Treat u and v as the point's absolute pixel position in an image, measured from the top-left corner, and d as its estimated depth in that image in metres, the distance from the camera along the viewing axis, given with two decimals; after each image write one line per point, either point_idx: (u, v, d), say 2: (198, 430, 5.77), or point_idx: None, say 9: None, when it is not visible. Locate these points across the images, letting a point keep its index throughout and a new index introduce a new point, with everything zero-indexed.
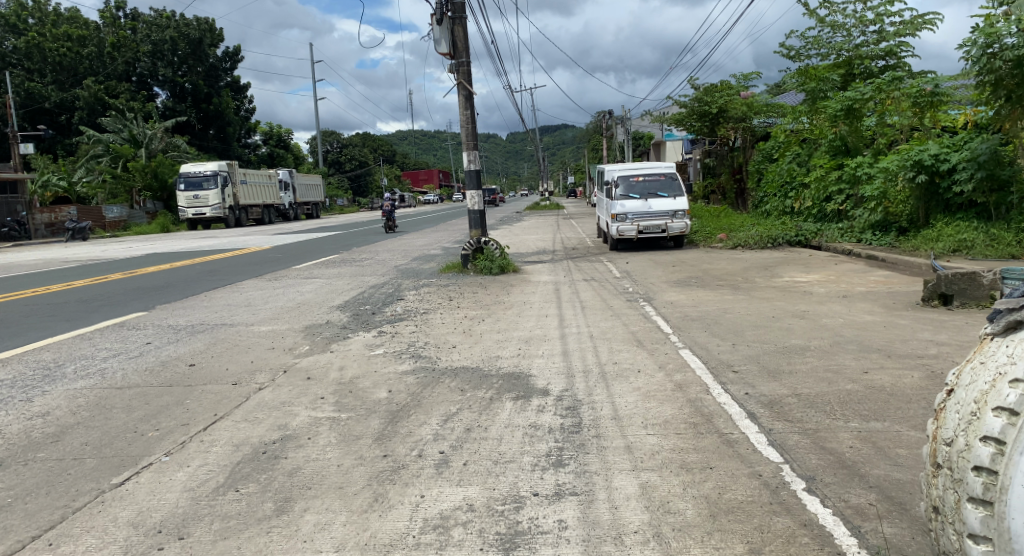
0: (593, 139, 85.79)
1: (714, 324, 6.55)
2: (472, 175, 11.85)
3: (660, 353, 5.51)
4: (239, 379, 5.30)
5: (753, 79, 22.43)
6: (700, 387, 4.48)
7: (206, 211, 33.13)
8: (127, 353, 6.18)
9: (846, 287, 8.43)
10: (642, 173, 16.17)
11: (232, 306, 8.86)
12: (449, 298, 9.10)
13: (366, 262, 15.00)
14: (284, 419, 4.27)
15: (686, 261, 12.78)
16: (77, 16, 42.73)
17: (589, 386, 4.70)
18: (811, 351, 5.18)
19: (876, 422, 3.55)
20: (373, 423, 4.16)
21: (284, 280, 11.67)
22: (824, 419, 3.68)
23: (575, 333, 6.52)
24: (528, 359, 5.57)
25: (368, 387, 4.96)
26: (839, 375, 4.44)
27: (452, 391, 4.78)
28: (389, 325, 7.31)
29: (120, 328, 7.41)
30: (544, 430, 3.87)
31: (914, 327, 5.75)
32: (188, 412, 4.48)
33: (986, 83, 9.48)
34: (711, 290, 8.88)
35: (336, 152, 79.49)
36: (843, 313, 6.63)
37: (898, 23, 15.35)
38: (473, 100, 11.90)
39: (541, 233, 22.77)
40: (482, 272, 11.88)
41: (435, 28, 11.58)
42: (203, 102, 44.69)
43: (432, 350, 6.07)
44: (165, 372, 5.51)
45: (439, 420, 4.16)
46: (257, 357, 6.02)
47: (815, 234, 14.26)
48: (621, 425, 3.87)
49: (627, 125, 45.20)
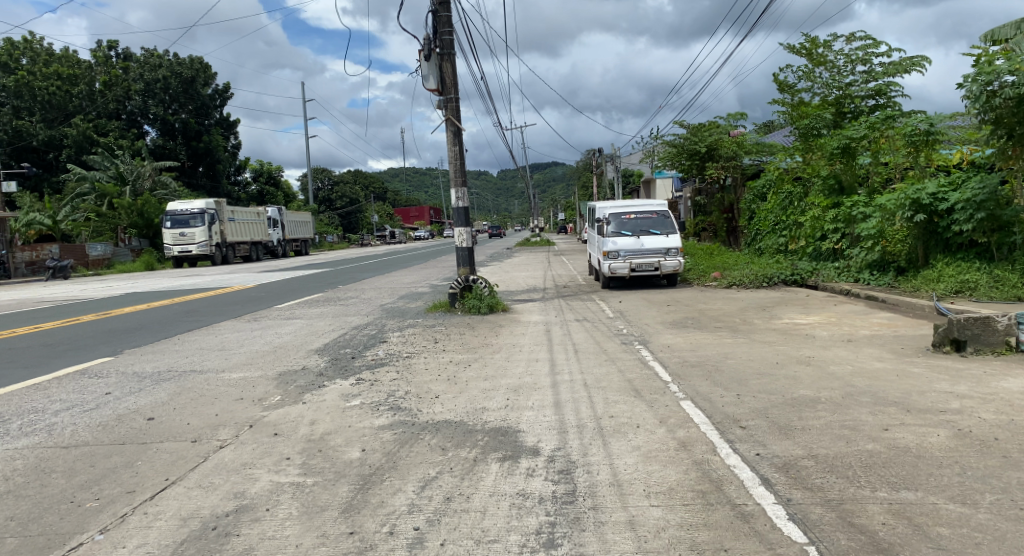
0: (582, 176, 86.41)
1: (715, 371, 6.16)
2: (460, 213, 11.56)
3: (660, 405, 5.09)
4: (199, 435, 4.81)
5: (742, 119, 22.67)
6: (706, 446, 4.07)
7: (192, 248, 32.63)
8: (82, 406, 5.65)
9: (849, 330, 8.09)
10: (633, 211, 16.02)
11: (204, 350, 8.36)
12: (434, 341, 8.65)
13: (351, 300, 14.58)
14: (241, 486, 3.79)
15: (680, 300, 12.48)
16: (69, 56, 43.02)
17: (584, 445, 4.27)
18: (822, 403, 4.79)
19: (908, 491, 3.15)
20: (341, 491, 3.69)
21: (264, 321, 11.18)
22: (847, 487, 3.27)
23: (568, 381, 6.09)
24: (517, 412, 5.11)
25: (339, 445, 4.50)
26: (857, 433, 4.05)
27: (432, 450, 4.34)
28: (369, 372, 6.84)
29: (80, 376, 6.87)
30: (534, 500, 3.43)
31: (929, 376, 5.38)
32: (137, 476, 3.99)
33: (986, 122, 9.39)
34: (709, 332, 8.52)
35: (327, 190, 79.29)
36: (851, 360, 6.27)
37: (886, 63, 15.57)
38: (462, 136, 11.71)
39: (531, 270, 22.48)
40: (470, 312, 11.47)
41: (423, 64, 11.47)
42: (193, 139, 44.71)
43: (412, 401, 5.60)
44: (119, 428, 5.00)
45: (415, 487, 3.71)
46: (223, 409, 5.52)
47: (811, 273, 14.08)
48: (621, 494, 3.43)
49: (616, 163, 45.31)
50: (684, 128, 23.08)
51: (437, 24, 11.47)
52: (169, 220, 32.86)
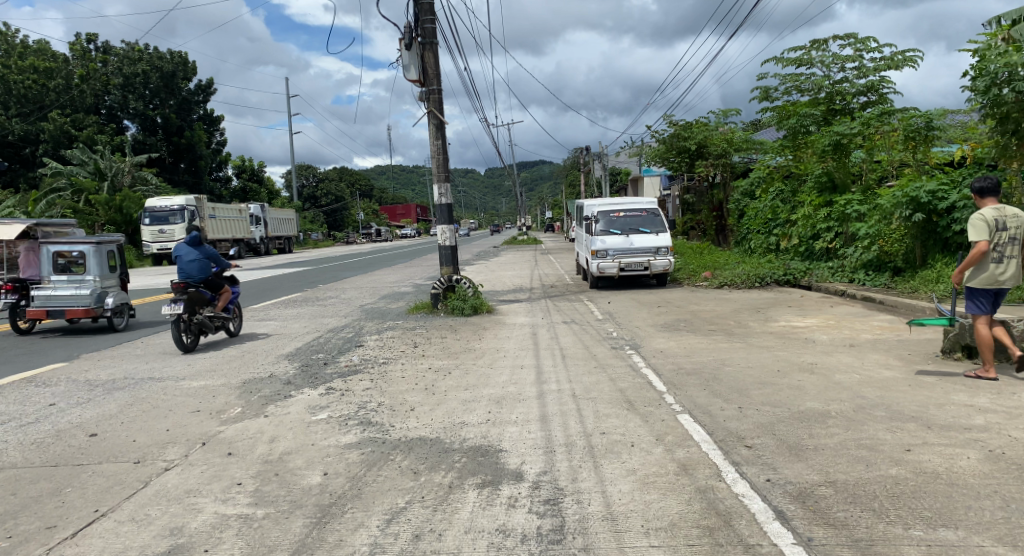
0: (569, 175, 86.09)
1: (714, 380, 5.72)
2: (442, 210, 11.11)
3: (655, 419, 4.66)
4: (143, 455, 4.28)
5: (731, 115, 22.34)
6: (710, 470, 3.63)
7: (171, 245, 31.83)
8: (19, 420, 5.09)
9: (851, 333, 7.74)
10: (623, 209, 15.58)
11: (166, 355, 7.81)
12: (414, 345, 8.16)
13: (331, 300, 14.06)
14: (180, 520, 3.27)
15: (671, 301, 12.14)
16: (45, 49, 41.90)
17: (573, 468, 3.81)
18: (833, 418, 4.40)
19: (947, 530, 2.74)
20: (294, 527, 3.18)
21: (236, 323, 10.60)
22: (875, 523, 2.85)
23: (556, 392, 5.61)
24: (498, 428, 4.65)
25: (298, 468, 4.00)
26: (878, 455, 3.66)
27: (402, 474, 3.85)
28: (341, 381, 6.33)
29: (26, 384, 6.31)
30: (516, 539, 2.96)
31: (945, 387, 5.02)
32: (61, 508, 3.44)
33: (992, 117, 9.10)
34: (703, 336, 8.11)
35: (311, 187, 78.07)
36: (857, 368, 5.89)
37: (878, 59, 15.31)
38: (445, 130, 11.22)
39: (518, 269, 22.08)
40: (453, 313, 10.97)
41: (404, 53, 10.94)
42: (174, 135, 43.69)
43: (385, 415, 5.11)
44: (54, 447, 4.45)
45: (379, 521, 3.22)
46: (176, 423, 4.99)
47: (804, 272, 13.75)
48: (615, 530, 2.98)
49: (604, 160, 44.71)
50: (672, 126, 22.72)
51: (418, 12, 10.95)
52: (147, 216, 31.93)
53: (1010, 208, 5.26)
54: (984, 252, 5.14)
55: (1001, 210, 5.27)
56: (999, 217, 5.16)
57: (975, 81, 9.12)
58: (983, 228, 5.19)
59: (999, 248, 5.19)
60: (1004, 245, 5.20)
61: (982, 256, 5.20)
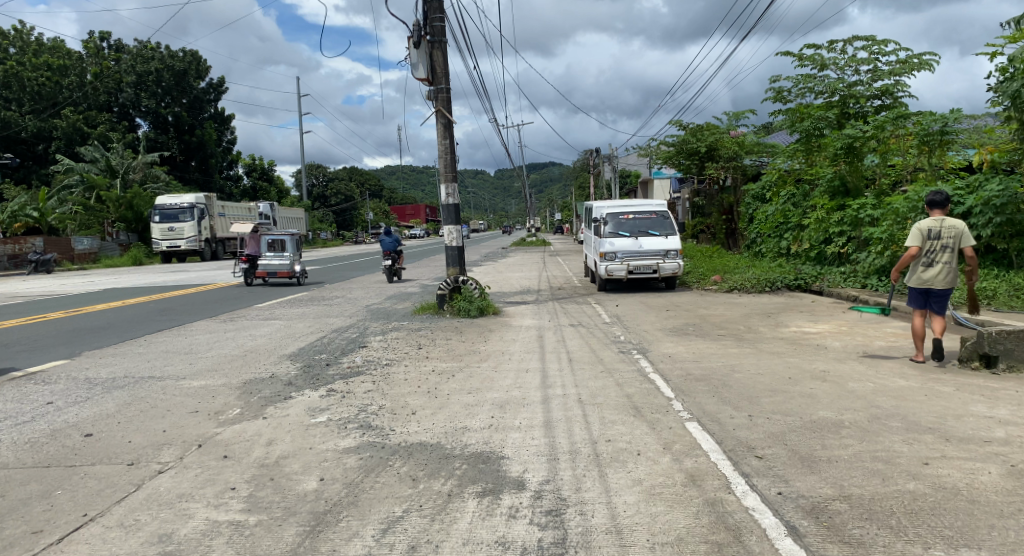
0: (579, 176, 85.97)
1: (723, 387, 5.58)
2: (449, 210, 10.97)
3: (663, 427, 4.53)
4: (138, 457, 4.19)
5: (743, 118, 22.17)
6: (718, 482, 3.50)
7: (181, 243, 32.09)
8: (15, 419, 5.03)
9: (864, 340, 7.56)
10: (632, 211, 15.44)
11: (168, 353, 7.75)
12: (417, 347, 8.06)
13: (336, 300, 14.01)
14: (170, 526, 3.17)
15: (681, 305, 11.98)
16: (60, 47, 42.36)
17: (576, 477, 3.68)
18: (847, 429, 4.25)
19: (969, 551, 2.59)
20: (287, 535, 3.08)
21: (240, 322, 10.54)
22: (893, 542, 2.70)
23: (561, 397, 5.49)
24: (501, 434, 4.54)
25: (295, 473, 3.90)
26: (894, 469, 3.51)
27: (400, 481, 3.74)
28: (343, 382, 6.22)
29: (25, 382, 6.25)
30: (515, 552, 2.84)
31: (963, 397, 4.85)
32: (49, 512, 3.35)
33: (1014, 120, 8.90)
34: (712, 341, 7.96)
35: (321, 187, 78.37)
36: (872, 376, 5.71)
37: (893, 61, 15.08)
38: (452, 129, 11.13)
39: (526, 271, 21.95)
40: (459, 314, 10.87)
41: (413, 52, 10.89)
42: (185, 133, 43.93)
43: (386, 418, 5.00)
44: (48, 447, 4.38)
45: (375, 531, 3.10)
46: (172, 424, 4.90)
47: (815, 277, 13.56)
48: (620, 545, 2.85)
49: (614, 161, 44.62)
50: (683, 128, 22.53)
51: (427, 9, 10.84)
52: (157, 214, 32.13)
53: (948, 220, 6.31)
54: (911, 256, 6.38)
55: (941, 222, 6.37)
56: (927, 227, 6.36)
57: (998, 82, 8.90)
58: (916, 236, 6.42)
59: (927, 253, 6.35)
60: (934, 250, 6.33)
61: (912, 259, 6.44)
